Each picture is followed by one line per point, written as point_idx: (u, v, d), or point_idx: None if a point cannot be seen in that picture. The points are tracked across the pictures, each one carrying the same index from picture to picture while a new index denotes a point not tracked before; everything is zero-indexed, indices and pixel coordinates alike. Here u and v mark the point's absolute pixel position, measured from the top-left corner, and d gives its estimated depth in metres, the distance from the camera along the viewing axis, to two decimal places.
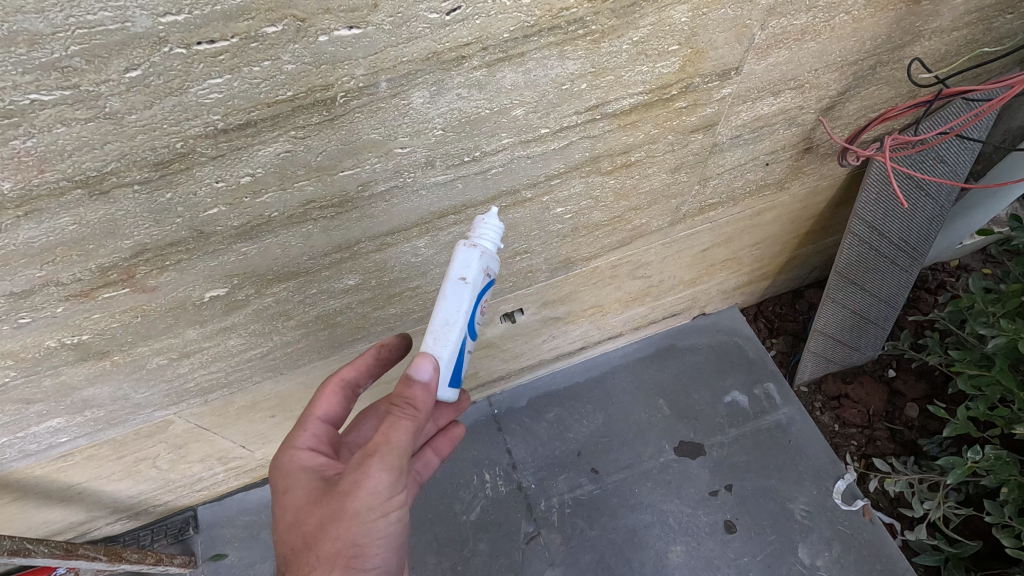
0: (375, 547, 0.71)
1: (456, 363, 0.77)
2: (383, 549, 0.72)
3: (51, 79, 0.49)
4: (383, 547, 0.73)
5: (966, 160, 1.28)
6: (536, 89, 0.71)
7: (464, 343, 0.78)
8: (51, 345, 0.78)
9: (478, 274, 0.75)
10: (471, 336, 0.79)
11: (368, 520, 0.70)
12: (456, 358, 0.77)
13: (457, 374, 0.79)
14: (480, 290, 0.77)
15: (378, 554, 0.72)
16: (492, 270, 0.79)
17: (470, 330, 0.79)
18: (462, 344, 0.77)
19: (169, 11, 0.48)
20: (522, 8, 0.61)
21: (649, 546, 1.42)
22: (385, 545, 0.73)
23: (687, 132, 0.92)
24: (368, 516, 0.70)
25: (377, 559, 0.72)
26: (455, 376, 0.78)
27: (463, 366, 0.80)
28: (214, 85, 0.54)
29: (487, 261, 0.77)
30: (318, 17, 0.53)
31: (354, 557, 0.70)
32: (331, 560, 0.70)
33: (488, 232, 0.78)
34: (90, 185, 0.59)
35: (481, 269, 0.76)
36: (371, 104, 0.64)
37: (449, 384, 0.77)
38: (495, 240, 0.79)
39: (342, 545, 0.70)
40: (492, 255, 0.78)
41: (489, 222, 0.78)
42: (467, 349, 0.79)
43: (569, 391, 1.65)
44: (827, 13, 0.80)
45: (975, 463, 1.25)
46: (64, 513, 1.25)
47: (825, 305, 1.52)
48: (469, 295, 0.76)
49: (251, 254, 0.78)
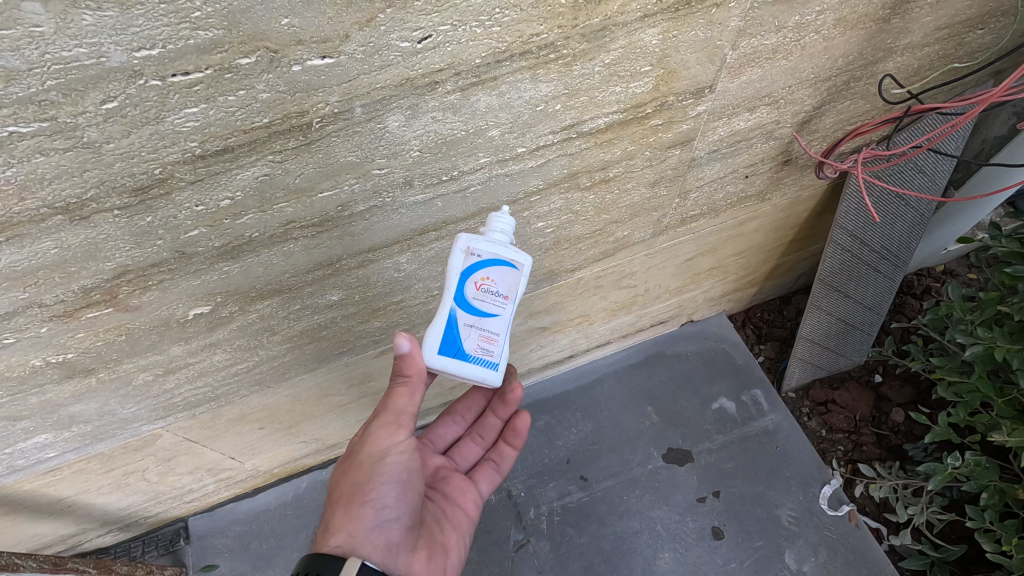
0: (372, 483, 0.85)
1: (444, 333, 0.83)
2: (382, 486, 0.86)
3: (28, 112, 0.50)
4: (383, 485, 0.86)
5: (944, 170, 1.30)
6: (511, 111, 0.73)
7: (452, 315, 0.83)
8: (36, 364, 0.79)
9: (455, 253, 0.81)
10: (461, 308, 0.82)
11: (368, 464, 0.86)
12: (443, 328, 0.83)
13: (449, 345, 0.83)
14: (464, 267, 0.82)
15: (377, 490, 0.85)
16: (482, 249, 0.81)
17: (461, 303, 0.82)
18: (450, 315, 0.82)
19: (143, 46, 0.49)
20: (493, 35, 0.62)
21: (637, 553, 1.43)
22: (385, 483, 0.86)
23: (665, 148, 0.93)
24: (368, 458, 0.86)
25: (376, 494, 0.85)
26: (447, 345, 0.83)
27: (462, 337, 0.83)
28: (190, 114, 0.56)
29: (473, 241, 0.81)
30: (291, 48, 0.54)
31: (354, 493, 0.85)
32: (342, 498, 0.86)
33: (500, 225, 0.82)
34: (71, 211, 0.60)
35: (460, 250, 0.82)
36: (347, 129, 0.65)
37: (437, 352, 0.83)
38: (507, 232, 0.82)
39: (348, 484, 0.86)
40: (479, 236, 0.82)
41: (497, 216, 0.82)
42: (459, 320, 0.82)
43: (558, 398, 1.67)
44: (797, 33, 0.82)
45: (956, 469, 1.26)
46: (54, 525, 1.26)
47: (810, 312, 1.54)
48: (448, 272, 0.82)
49: (234, 273, 0.79)
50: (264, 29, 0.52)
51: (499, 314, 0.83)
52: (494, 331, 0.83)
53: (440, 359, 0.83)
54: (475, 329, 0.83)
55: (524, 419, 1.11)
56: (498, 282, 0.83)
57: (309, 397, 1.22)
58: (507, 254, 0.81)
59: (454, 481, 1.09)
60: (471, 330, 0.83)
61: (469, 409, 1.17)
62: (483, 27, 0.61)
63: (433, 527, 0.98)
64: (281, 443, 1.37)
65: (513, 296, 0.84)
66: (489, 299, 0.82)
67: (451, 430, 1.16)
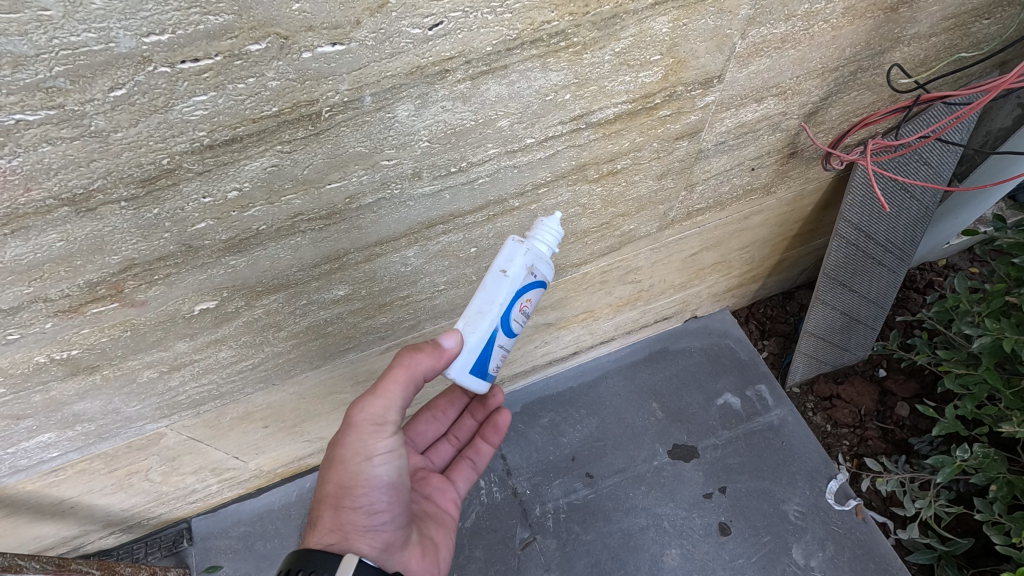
0: (361, 488, 0.83)
1: (479, 354, 0.81)
2: (370, 490, 0.84)
3: (35, 100, 0.49)
4: (373, 490, 0.84)
5: (949, 161, 1.30)
6: (520, 100, 0.72)
7: (493, 335, 0.81)
8: (40, 361, 0.77)
9: (520, 270, 0.79)
10: (503, 328, 0.82)
11: (353, 465, 0.83)
12: (482, 346, 0.81)
13: (480, 365, 0.83)
14: (521, 286, 0.81)
15: (367, 496, 0.84)
16: (540, 270, 0.82)
17: (505, 324, 0.82)
18: (492, 334, 0.81)
19: (152, 31, 0.48)
20: (504, 22, 0.62)
21: (644, 550, 1.42)
22: (372, 488, 0.84)
23: (672, 139, 0.93)
24: (355, 460, 0.83)
25: (366, 500, 0.84)
26: (478, 365, 0.82)
27: (491, 358, 0.84)
28: (198, 103, 0.55)
29: (533, 259, 0.81)
30: (302, 34, 0.53)
31: (342, 496, 0.84)
32: (329, 500, 0.86)
33: (545, 234, 0.82)
34: (77, 203, 0.59)
35: (524, 265, 0.80)
36: (357, 118, 0.64)
37: (469, 371, 0.82)
38: (552, 244, 0.82)
39: (334, 487, 0.84)
40: (545, 259, 0.82)
41: (549, 225, 0.81)
42: (497, 342, 0.82)
43: (563, 396, 1.66)
44: (806, 22, 0.81)
45: (964, 462, 1.26)
46: (56, 528, 1.25)
47: (815, 306, 1.53)
48: (505, 286, 0.79)
49: (240, 267, 0.78)
50: (274, 15, 0.51)
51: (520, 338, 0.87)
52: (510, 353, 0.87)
53: (465, 377, 0.82)
54: (503, 351, 0.85)
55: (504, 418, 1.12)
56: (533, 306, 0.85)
57: (314, 395, 1.21)
58: (550, 277, 0.85)
59: (431, 481, 1.10)
60: (499, 352, 0.84)
61: (450, 404, 1.18)
62: (494, 13, 0.60)
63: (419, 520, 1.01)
64: (285, 442, 1.36)
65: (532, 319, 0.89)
66: (523, 322, 0.85)
67: (432, 426, 1.17)
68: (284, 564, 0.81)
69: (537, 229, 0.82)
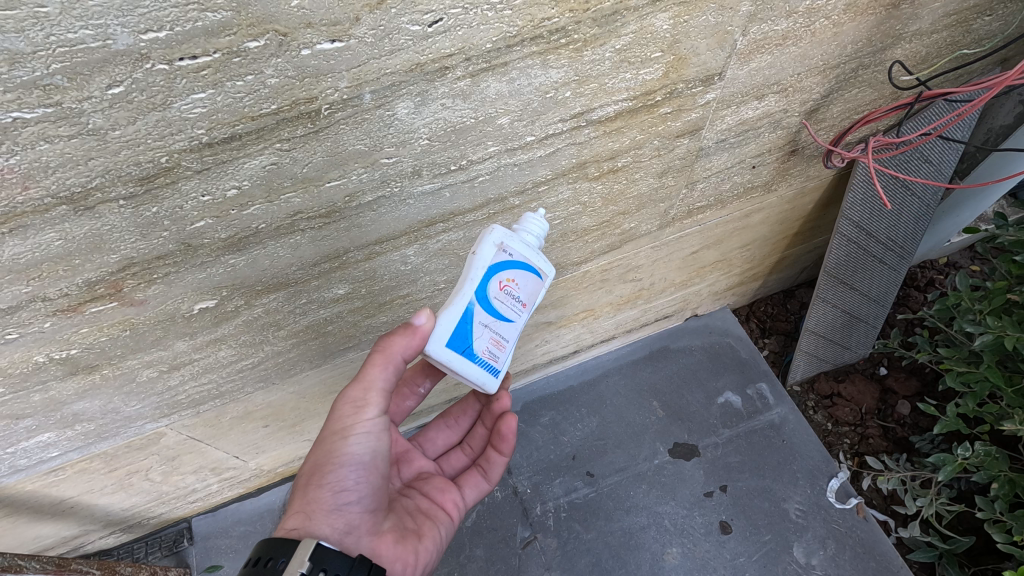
0: (333, 465, 0.86)
1: (456, 328, 0.81)
2: (339, 467, 0.87)
3: (33, 97, 0.49)
4: (342, 468, 0.87)
5: (950, 159, 1.30)
6: (520, 98, 0.72)
7: (469, 310, 0.81)
8: (38, 361, 0.77)
9: (485, 245, 0.80)
10: (481, 304, 0.81)
11: (330, 441, 0.87)
12: (458, 321, 0.81)
13: (458, 340, 0.81)
14: (492, 263, 0.81)
15: (336, 473, 0.87)
16: (515, 250, 0.81)
17: (480, 299, 0.81)
18: (468, 309, 0.81)
19: (150, 28, 0.48)
20: (504, 19, 0.61)
21: (645, 548, 1.42)
22: (343, 466, 0.87)
23: (673, 137, 0.93)
24: (331, 436, 0.87)
25: (334, 477, 0.86)
26: (455, 340, 0.81)
27: (474, 335, 0.82)
28: (197, 100, 0.55)
29: (504, 238, 0.81)
30: (301, 31, 0.53)
31: (314, 473, 0.87)
32: (302, 479, 0.89)
33: (532, 227, 0.84)
34: (75, 201, 0.59)
35: (491, 244, 0.80)
36: (357, 116, 0.64)
37: (446, 345, 0.81)
38: (539, 236, 0.84)
39: (310, 463, 0.88)
40: (522, 242, 0.82)
41: (534, 217, 0.83)
42: (475, 317, 0.81)
43: (563, 394, 1.65)
44: (807, 18, 0.81)
45: (966, 460, 1.25)
46: (56, 527, 1.25)
47: (815, 304, 1.52)
48: (474, 263, 0.80)
49: (240, 266, 0.78)
50: (273, 11, 0.51)
51: (513, 320, 0.83)
52: (505, 336, 0.83)
53: (445, 353, 0.82)
54: (489, 330, 0.82)
55: (509, 423, 1.06)
56: (520, 288, 0.83)
57: (314, 394, 1.20)
58: (537, 262, 0.83)
59: (434, 483, 1.10)
60: (483, 330, 0.82)
61: (463, 413, 1.20)
62: (494, 10, 0.60)
63: (406, 516, 1.01)
64: (285, 442, 1.36)
65: (530, 305, 0.85)
66: (510, 302, 0.82)
67: (444, 434, 1.19)
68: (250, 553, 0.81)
69: (522, 222, 0.84)
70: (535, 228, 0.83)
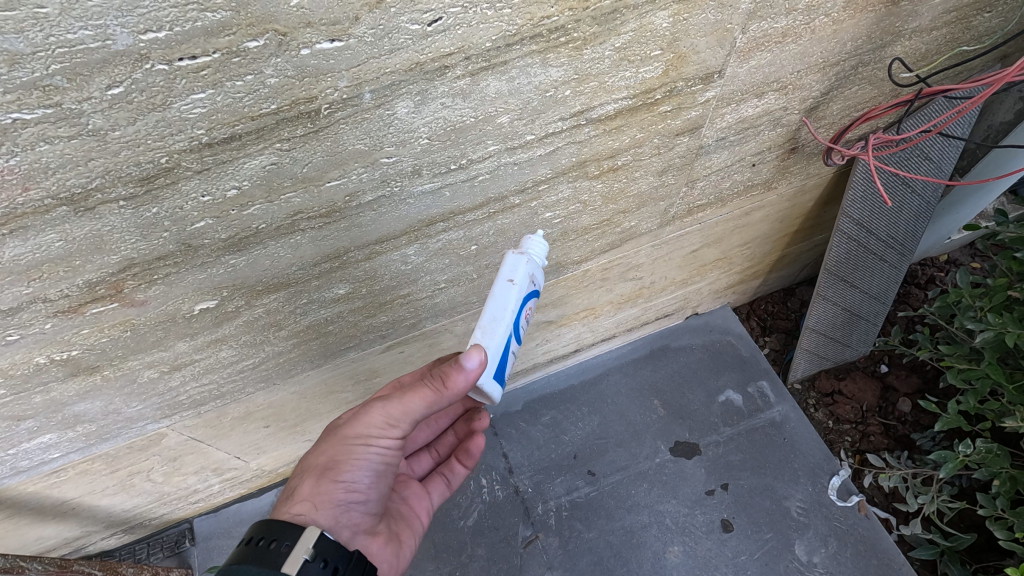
0: (350, 465, 0.86)
1: (500, 359, 0.81)
2: (355, 469, 0.87)
3: (33, 98, 0.49)
4: (358, 470, 0.87)
5: (951, 156, 1.30)
6: (520, 96, 0.72)
7: (508, 341, 0.82)
8: (40, 362, 0.77)
9: (525, 278, 0.81)
10: (515, 335, 0.83)
11: (351, 445, 0.87)
12: (502, 352, 0.81)
13: (500, 371, 0.82)
14: (525, 294, 0.83)
15: (350, 473, 0.87)
16: (537, 279, 0.86)
17: (514, 330, 0.83)
18: (508, 340, 0.81)
19: (149, 28, 0.48)
20: (503, 17, 0.61)
21: (646, 547, 1.42)
22: (359, 468, 0.87)
23: (673, 135, 0.92)
24: (353, 439, 0.87)
25: (348, 476, 0.86)
26: (499, 371, 0.81)
27: (507, 364, 0.84)
28: (197, 100, 0.55)
29: (532, 268, 0.84)
30: (300, 30, 0.53)
31: (330, 467, 0.86)
32: (315, 467, 0.88)
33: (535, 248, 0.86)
34: (76, 202, 0.59)
35: (526, 274, 0.83)
36: (356, 115, 0.64)
37: (494, 377, 0.80)
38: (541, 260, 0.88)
39: (326, 458, 0.87)
40: (538, 269, 0.86)
41: (540, 240, 0.86)
42: (511, 348, 0.83)
43: (564, 393, 1.66)
44: (807, 15, 0.81)
45: (967, 457, 1.25)
46: (58, 528, 1.24)
47: (816, 303, 1.52)
48: (516, 295, 0.81)
49: (240, 266, 0.78)
50: (273, 10, 0.51)
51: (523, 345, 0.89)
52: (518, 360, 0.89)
53: (491, 384, 0.81)
54: (514, 357, 0.86)
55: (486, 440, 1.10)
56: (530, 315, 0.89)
57: (315, 395, 1.20)
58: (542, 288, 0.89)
59: (412, 485, 1.09)
60: (512, 358, 0.85)
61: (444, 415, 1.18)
62: (493, 9, 0.60)
63: (391, 516, 1.00)
64: (286, 442, 1.36)
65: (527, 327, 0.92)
66: (525, 329, 0.87)
67: (424, 433, 1.16)
68: (249, 530, 0.79)
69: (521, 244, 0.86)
70: (538, 255, 0.86)
